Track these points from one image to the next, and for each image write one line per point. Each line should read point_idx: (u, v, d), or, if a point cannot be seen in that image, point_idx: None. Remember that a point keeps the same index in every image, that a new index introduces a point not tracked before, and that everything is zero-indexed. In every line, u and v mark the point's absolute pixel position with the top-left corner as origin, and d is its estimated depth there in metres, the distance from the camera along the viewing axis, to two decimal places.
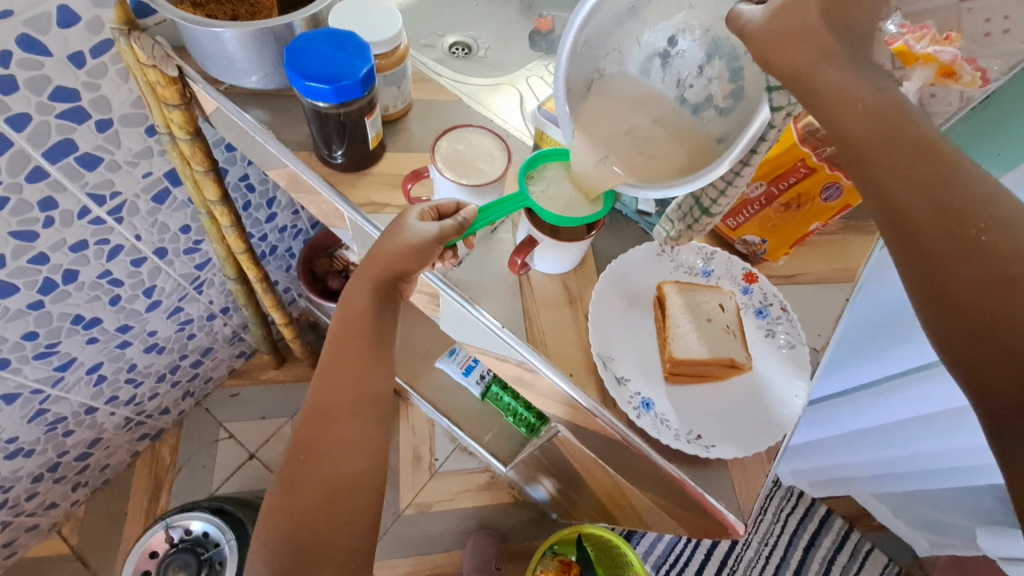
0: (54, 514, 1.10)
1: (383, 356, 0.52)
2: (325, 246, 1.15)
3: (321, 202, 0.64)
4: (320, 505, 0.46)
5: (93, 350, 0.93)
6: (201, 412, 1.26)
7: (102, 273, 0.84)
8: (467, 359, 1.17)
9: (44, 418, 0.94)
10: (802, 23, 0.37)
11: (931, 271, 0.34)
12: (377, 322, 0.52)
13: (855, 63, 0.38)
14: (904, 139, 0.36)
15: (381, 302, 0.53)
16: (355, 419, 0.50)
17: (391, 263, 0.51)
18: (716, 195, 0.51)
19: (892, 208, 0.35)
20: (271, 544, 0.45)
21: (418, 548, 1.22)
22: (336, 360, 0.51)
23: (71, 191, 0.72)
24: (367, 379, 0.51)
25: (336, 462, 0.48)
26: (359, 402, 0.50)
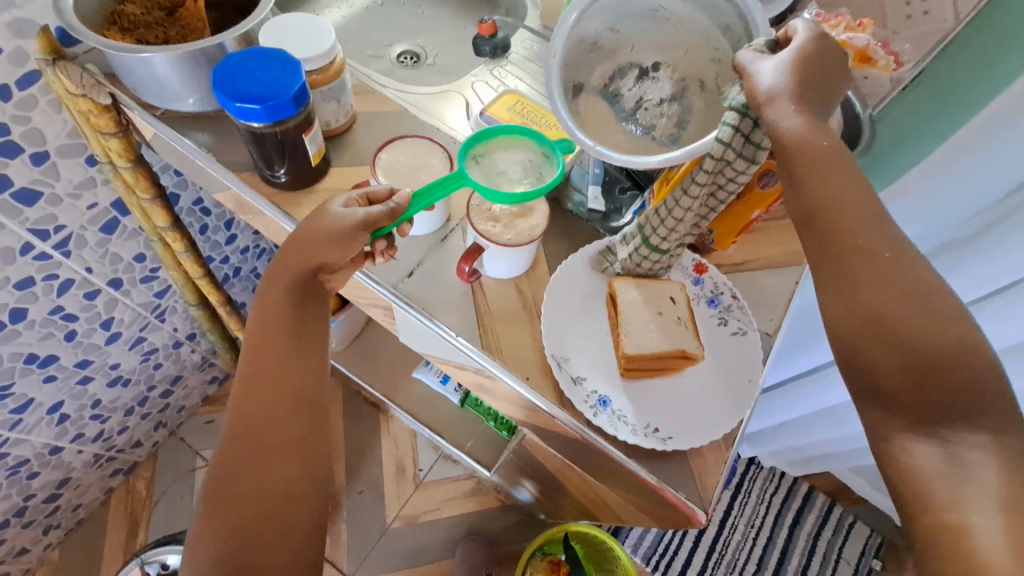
0: (25, 560, 1.07)
1: (312, 354, 0.52)
2: None
3: (268, 222, 0.63)
4: (255, 523, 0.45)
5: (53, 389, 0.90)
6: (176, 442, 1.23)
7: (53, 309, 0.82)
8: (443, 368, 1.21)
9: (4, 463, 0.91)
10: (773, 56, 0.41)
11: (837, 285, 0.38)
12: (299, 318, 0.52)
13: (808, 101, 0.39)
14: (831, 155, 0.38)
15: (304, 299, 0.53)
16: (285, 423, 0.49)
17: (311, 251, 0.51)
18: (658, 223, 0.51)
19: (812, 208, 0.38)
20: (205, 571, 0.43)
21: (408, 560, 1.21)
22: (262, 358, 0.50)
23: (11, 228, 0.70)
24: (298, 380, 0.51)
25: (269, 471, 0.47)
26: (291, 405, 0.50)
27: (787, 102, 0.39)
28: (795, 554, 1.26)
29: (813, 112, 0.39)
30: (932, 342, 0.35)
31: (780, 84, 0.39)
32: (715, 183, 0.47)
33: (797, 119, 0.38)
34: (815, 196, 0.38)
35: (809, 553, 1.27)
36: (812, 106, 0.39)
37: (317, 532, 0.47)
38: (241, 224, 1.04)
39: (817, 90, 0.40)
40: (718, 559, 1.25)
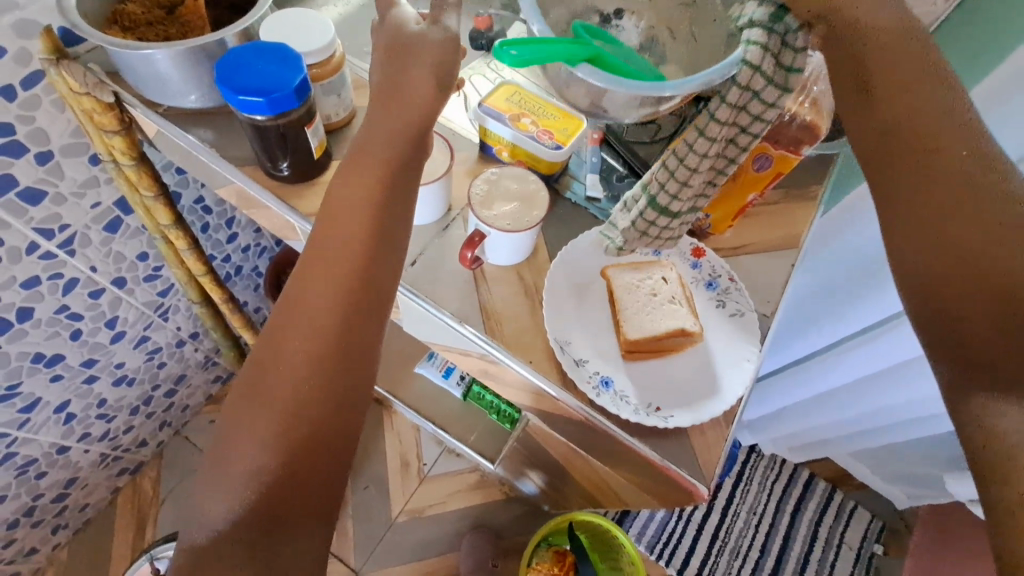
0: (35, 560, 1.08)
1: (370, 306, 0.47)
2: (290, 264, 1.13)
3: (271, 215, 0.64)
4: (279, 437, 0.43)
5: (60, 388, 0.91)
6: (181, 441, 1.24)
7: (59, 308, 0.83)
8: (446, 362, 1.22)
9: (13, 462, 0.92)
10: None
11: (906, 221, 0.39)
12: (379, 221, 0.48)
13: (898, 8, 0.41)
14: (908, 75, 0.40)
15: (374, 233, 0.47)
16: (327, 381, 0.45)
17: (382, 148, 0.49)
18: (667, 176, 0.50)
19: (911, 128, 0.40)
20: (229, 458, 0.43)
21: (414, 553, 1.22)
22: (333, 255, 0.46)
23: (16, 227, 0.71)
24: (355, 332, 0.46)
25: (296, 412, 0.44)
26: (334, 361, 0.45)
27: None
28: (797, 540, 1.28)
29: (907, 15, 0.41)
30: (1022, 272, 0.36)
31: None
32: (736, 125, 0.47)
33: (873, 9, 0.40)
34: (898, 111, 0.40)
35: (812, 539, 1.28)
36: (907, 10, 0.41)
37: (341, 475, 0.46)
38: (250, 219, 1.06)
39: None
40: (721, 547, 1.26)
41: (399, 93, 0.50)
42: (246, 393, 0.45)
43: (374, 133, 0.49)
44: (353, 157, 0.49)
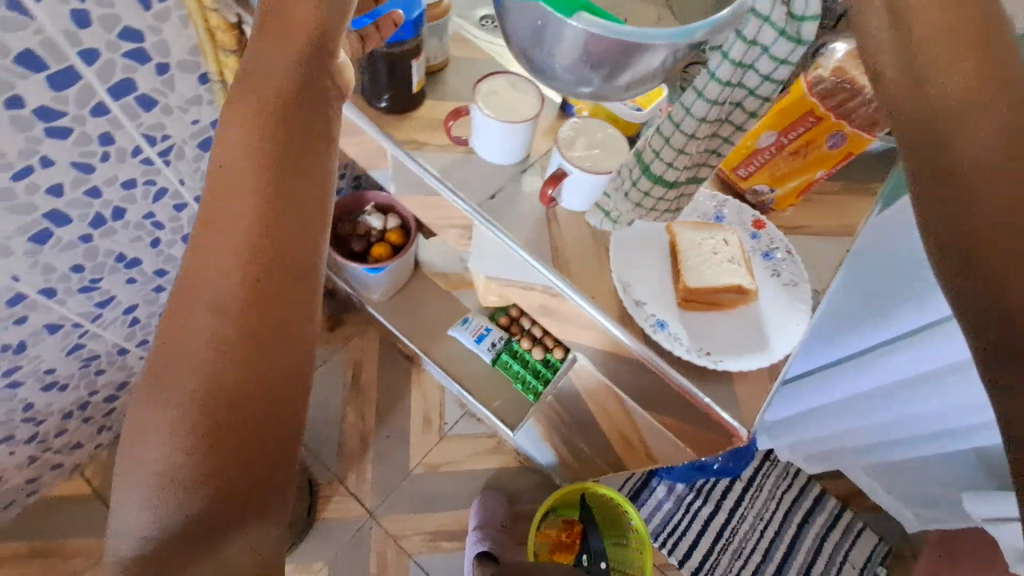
0: (79, 454, 1.16)
1: (288, 275, 0.42)
2: (346, 213, 1.25)
3: (362, 143, 0.69)
4: (191, 434, 0.39)
5: (132, 291, 0.98)
6: None
7: (147, 214, 0.90)
8: (479, 328, 1.32)
9: (80, 353, 0.98)
10: None
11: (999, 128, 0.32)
12: (267, 171, 0.41)
13: None
14: (970, 38, 0.35)
15: (272, 186, 0.41)
16: (237, 365, 0.40)
17: (270, 85, 0.42)
18: (660, 142, 0.50)
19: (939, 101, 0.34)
20: (148, 469, 0.39)
21: (425, 505, 1.26)
22: (223, 218, 0.40)
23: (128, 129, 0.77)
24: (266, 302, 0.41)
25: (205, 409, 0.39)
26: (245, 340, 0.40)
27: None
28: (801, 551, 1.28)
29: None
30: None
31: None
32: (733, 97, 0.47)
33: None
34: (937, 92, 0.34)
35: (816, 552, 1.28)
36: None
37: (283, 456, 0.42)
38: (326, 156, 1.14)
39: None
40: (724, 545, 1.28)
41: (279, 16, 0.42)
42: (137, 396, 0.40)
43: (258, 63, 0.42)
44: (244, 81, 0.42)
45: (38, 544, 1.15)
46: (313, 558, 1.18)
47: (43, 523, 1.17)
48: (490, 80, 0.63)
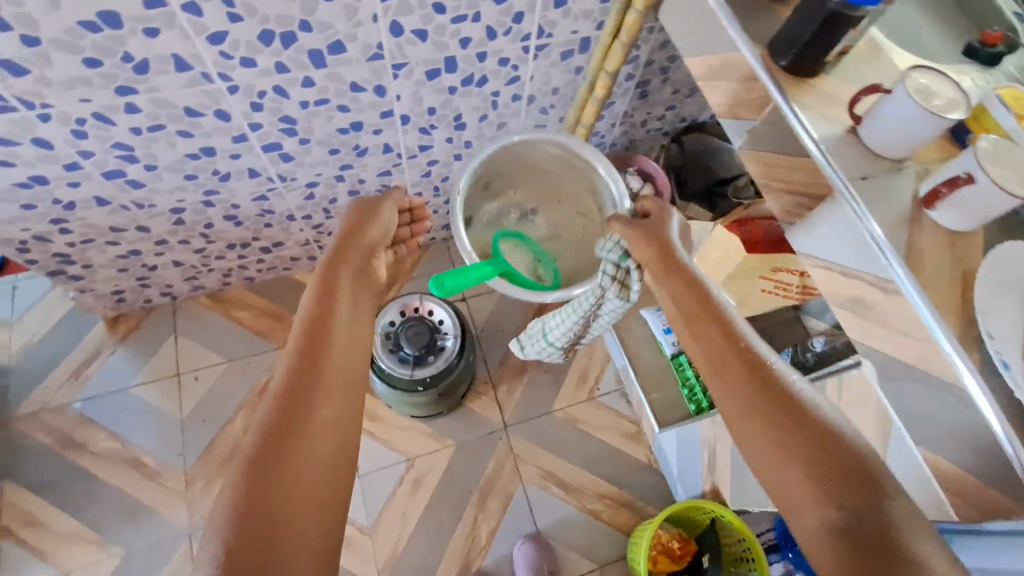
0: None
1: (326, 349, 0.67)
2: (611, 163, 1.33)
3: (740, 91, 0.73)
4: (267, 472, 0.57)
5: (444, 148, 1.15)
6: (444, 248, 1.51)
7: (496, 92, 1.04)
8: (669, 320, 1.31)
9: (385, 179, 1.18)
10: (686, 271, 0.75)
11: (731, 393, 0.63)
12: (324, 295, 0.73)
13: (688, 280, 0.74)
14: (752, 346, 0.66)
15: (319, 313, 0.70)
16: (331, 326, 0.69)
17: (345, 254, 0.80)
18: (555, 331, 1.01)
19: (712, 366, 0.66)
20: (228, 510, 0.55)
21: (551, 447, 1.29)
22: (314, 338, 0.67)
23: (535, 17, 0.90)
24: (297, 404, 0.62)
25: (278, 438, 0.59)
26: (298, 386, 0.63)
27: (656, 248, 0.78)
28: None
29: (716, 304, 0.70)
30: (849, 520, 0.52)
31: (678, 263, 0.76)
32: (596, 308, 0.90)
33: (671, 283, 0.75)
34: (735, 405, 0.63)
35: None
36: (716, 300, 0.71)
37: (325, 511, 0.58)
38: (630, 105, 1.24)
39: (668, 252, 0.78)
40: None
41: (350, 254, 0.80)
42: (231, 480, 0.57)
43: (328, 279, 0.75)
44: (323, 279, 0.75)
45: (272, 307, 1.36)
46: (446, 434, 1.27)
47: (284, 292, 1.37)
48: (923, 68, 0.64)
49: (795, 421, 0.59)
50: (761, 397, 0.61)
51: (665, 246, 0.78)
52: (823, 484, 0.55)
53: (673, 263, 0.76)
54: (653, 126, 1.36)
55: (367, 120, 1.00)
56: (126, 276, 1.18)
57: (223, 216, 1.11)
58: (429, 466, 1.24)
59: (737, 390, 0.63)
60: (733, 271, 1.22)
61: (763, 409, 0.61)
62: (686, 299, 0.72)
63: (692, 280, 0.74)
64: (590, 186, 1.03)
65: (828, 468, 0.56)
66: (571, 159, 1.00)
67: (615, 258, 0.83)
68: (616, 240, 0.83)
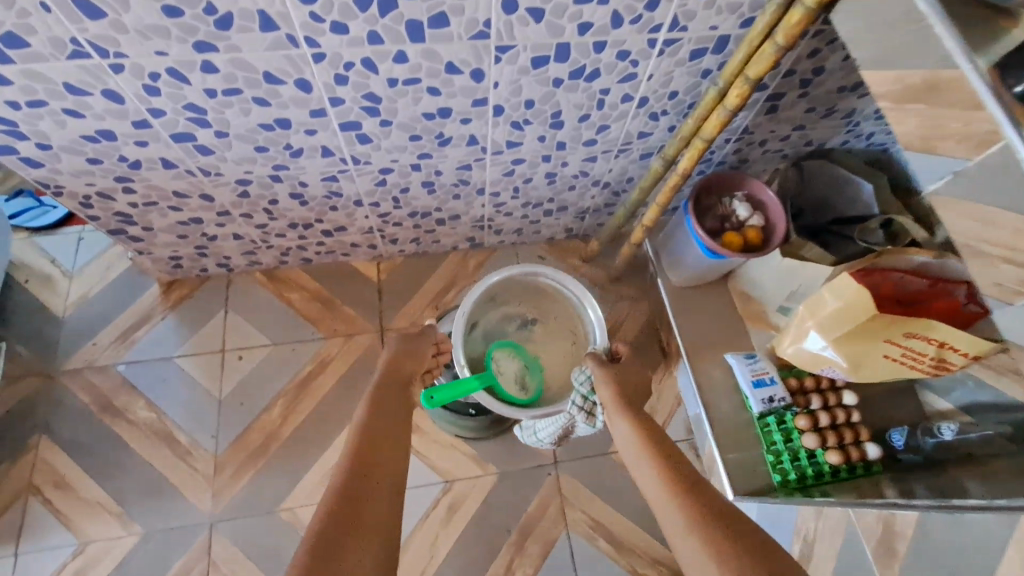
0: (386, 249, 1.29)
1: (381, 456, 0.80)
2: (718, 187, 1.16)
3: (951, 120, 0.57)
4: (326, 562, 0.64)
5: (533, 147, 1.02)
6: (512, 253, 1.38)
7: (606, 89, 0.90)
8: (761, 373, 1.15)
9: (463, 174, 1.06)
10: (617, 386, 0.94)
11: (656, 488, 0.77)
12: (382, 404, 0.89)
13: (630, 407, 0.91)
14: (681, 469, 0.79)
15: (371, 428, 0.84)
16: (365, 460, 0.79)
17: (405, 360, 0.99)
18: (532, 436, 1.10)
19: (656, 493, 0.77)
20: None
21: (603, 493, 1.14)
22: (374, 448, 0.81)
23: (674, 3, 0.75)
24: (359, 498, 0.74)
25: (350, 523, 0.70)
26: (354, 489, 0.74)
27: (600, 377, 0.95)
28: None
29: (650, 423, 0.88)
30: None
31: (614, 381, 0.95)
32: (568, 423, 1.02)
33: (616, 418, 0.90)
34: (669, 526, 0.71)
35: None
36: (650, 422, 0.88)
37: None
38: (755, 120, 1.08)
39: (620, 378, 0.98)
40: None
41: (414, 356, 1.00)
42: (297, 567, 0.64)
43: (387, 386, 0.93)
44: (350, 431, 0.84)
45: (325, 292, 1.28)
46: (490, 460, 1.15)
47: (340, 279, 1.29)
48: None
49: (727, 526, 0.67)
50: (667, 493, 0.75)
51: (614, 387, 0.94)
52: (720, 554, 0.63)
53: (613, 393, 0.93)
54: (772, 147, 1.18)
55: (456, 107, 0.88)
56: (184, 242, 1.13)
57: (289, 194, 1.03)
58: (467, 492, 1.12)
59: (665, 507, 0.73)
60: (863, 323, 1.02)
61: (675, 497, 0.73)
62: (633, 412, 0.90)
63: (627, 402, 0.92)
64: (572, 328, 1.15)
65: (729, 542, 0.65)
66: (568, 298, 1.12)
67: (584, 389, 0.99)
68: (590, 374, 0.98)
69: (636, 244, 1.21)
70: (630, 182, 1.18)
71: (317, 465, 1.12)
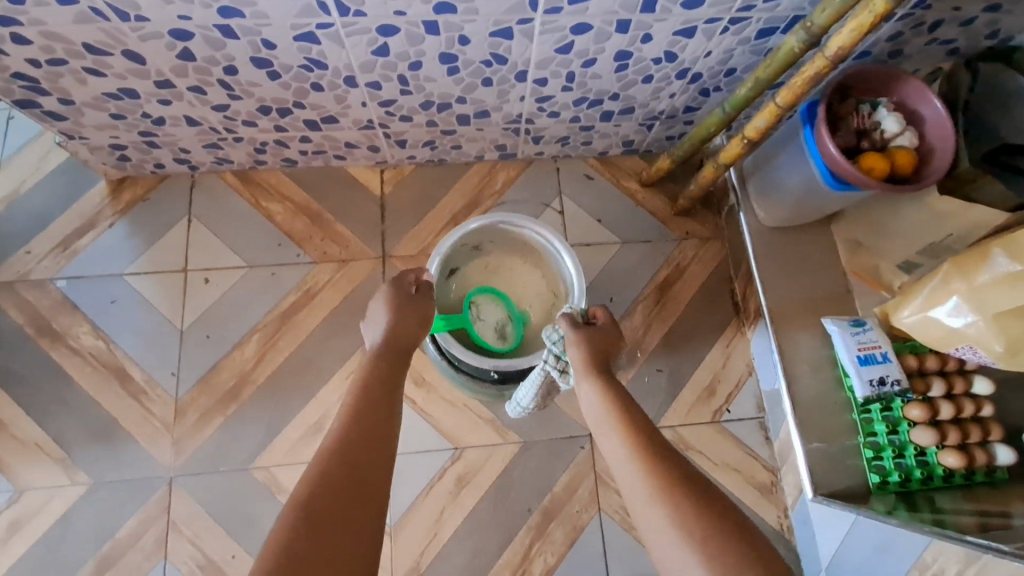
0: (392, 154, 0.99)
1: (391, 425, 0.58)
2: (857, 91, 0.83)
3: None
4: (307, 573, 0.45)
5: (606, 4, 0.68)
6: (552, 170, 1.07)
7: None
8: (870, 348, 0.88)
9: (498, 45, 0.74)
10: (602, 351, 0.70)
11: (618, 441, 0.60)
12: (391, 359, 0.65)
13: (607, 374, 0.67)
14: (667, 456, 0.57)
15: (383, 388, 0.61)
16: (362, 437, 0.56)
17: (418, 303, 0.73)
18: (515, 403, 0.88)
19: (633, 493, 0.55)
20: None
21: None
22: (379, 412, 0.58)
23: None
24: (364, 476, 0.53)
25: (345, 517, 0.49)
26: (360, 473, 0.53)
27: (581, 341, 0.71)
28: None
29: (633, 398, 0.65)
30: None
31: (598, 346, 0.70)
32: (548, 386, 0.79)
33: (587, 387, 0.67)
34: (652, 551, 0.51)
35: None
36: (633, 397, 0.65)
37: None
38: None
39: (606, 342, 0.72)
40: None
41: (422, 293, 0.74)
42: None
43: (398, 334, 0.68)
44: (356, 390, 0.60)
45: (313, 205, 1.01)
46: (511, 427, 0.93)
47: (331, 189, 1.02)
48: None
49: (733, 546, 0.49)
50: (632, 447, 0.58)
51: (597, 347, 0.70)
52: (685, 528, 0.50)
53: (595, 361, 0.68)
54: (944, 36, 0.82)
55: None
56: (122, 125, 0.85)
57: (251, 59, 0.73)
58: (480, 463, 0.92)
59: (643, 513, 0.53)
60: None
61: (641, 458, 0.56)
62: (599, 344, 0.71)
63: (607, 371, 0.68)
64: (556, 289, 0.89)
65: (699, 510, 0.51)
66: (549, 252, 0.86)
67: (558, 349, 0.75)
68: (563, 334, 0.74)
69: (724, 165, 0.90)
70: (731, 76, 0.85)
71: (298, 418, 0.91)
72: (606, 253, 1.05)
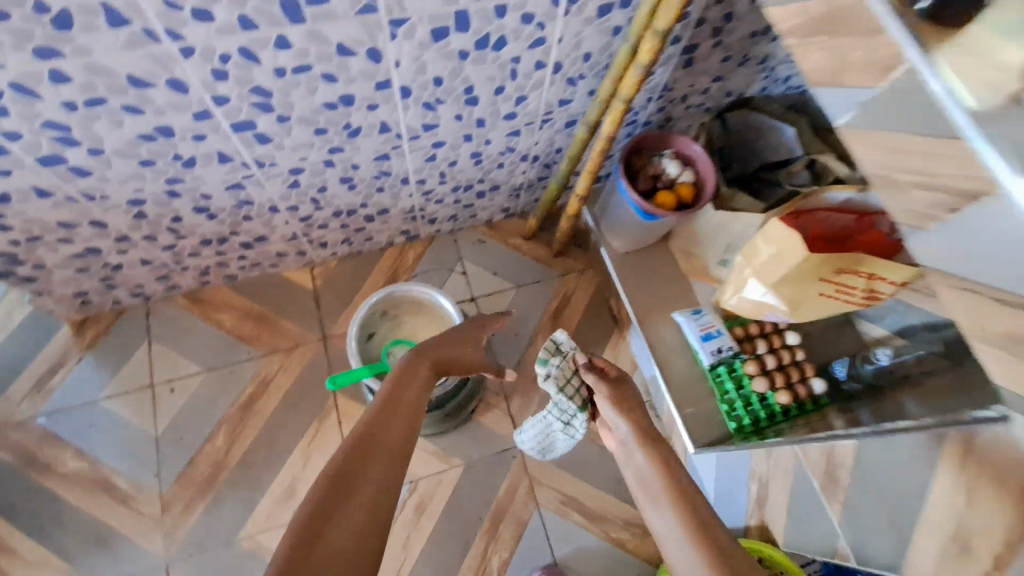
0: (317, 254, 1.22)
1: (388, 435, 0.73)
2: (648, 147, 1.17)
3: None
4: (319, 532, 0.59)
5: (450, 127, 0.97)
6: (451, 242, 1.34)
7: (515, 58, 0.85)
8: (708, 327, 1.17)
9: (381, 165, 1.01)
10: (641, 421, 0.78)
11: (673, 519, 0.66)
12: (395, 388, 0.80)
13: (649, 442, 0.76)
14: (702, 514, 0.65)
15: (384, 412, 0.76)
16: (367, 447, 0.70)
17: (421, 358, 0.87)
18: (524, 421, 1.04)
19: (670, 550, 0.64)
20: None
21: (568, 467, 1.14)
22: (383, 427, 0.73)
23: None
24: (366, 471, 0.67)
25: (347, 495, 0.64)
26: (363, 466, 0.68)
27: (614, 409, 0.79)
28: None
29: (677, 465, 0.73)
30: None
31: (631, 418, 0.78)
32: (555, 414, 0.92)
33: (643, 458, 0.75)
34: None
35: None
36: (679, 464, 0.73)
37: None
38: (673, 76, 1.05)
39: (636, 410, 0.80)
40: None
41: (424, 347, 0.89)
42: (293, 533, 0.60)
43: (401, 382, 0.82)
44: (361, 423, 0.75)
45: (256, 308, 1.21)
46: (453, 453, 1.13)
47: (270, 292, 1.22)
48: None
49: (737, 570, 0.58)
50: (688, 526, 0.64)
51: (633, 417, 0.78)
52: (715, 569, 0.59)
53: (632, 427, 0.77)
54: (695, 101, 1.18)
55: (358, 94, 0.82)
56: (86, 276, 1.04)
57: (192, 208, 0.95)
58: (432, 489, 1.10)
59: (679, 561, 0.62)
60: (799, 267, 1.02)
61: (693, 534, 0.63)
62: (642, 422, 0.78)
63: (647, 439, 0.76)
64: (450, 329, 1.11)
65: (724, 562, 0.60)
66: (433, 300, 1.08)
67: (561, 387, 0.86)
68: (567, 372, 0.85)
69: (573, 215, 1.20)
70: (560, 153, 1.16)
71: (271, 488, 1.07)
72: (505, 297, 1.31)
